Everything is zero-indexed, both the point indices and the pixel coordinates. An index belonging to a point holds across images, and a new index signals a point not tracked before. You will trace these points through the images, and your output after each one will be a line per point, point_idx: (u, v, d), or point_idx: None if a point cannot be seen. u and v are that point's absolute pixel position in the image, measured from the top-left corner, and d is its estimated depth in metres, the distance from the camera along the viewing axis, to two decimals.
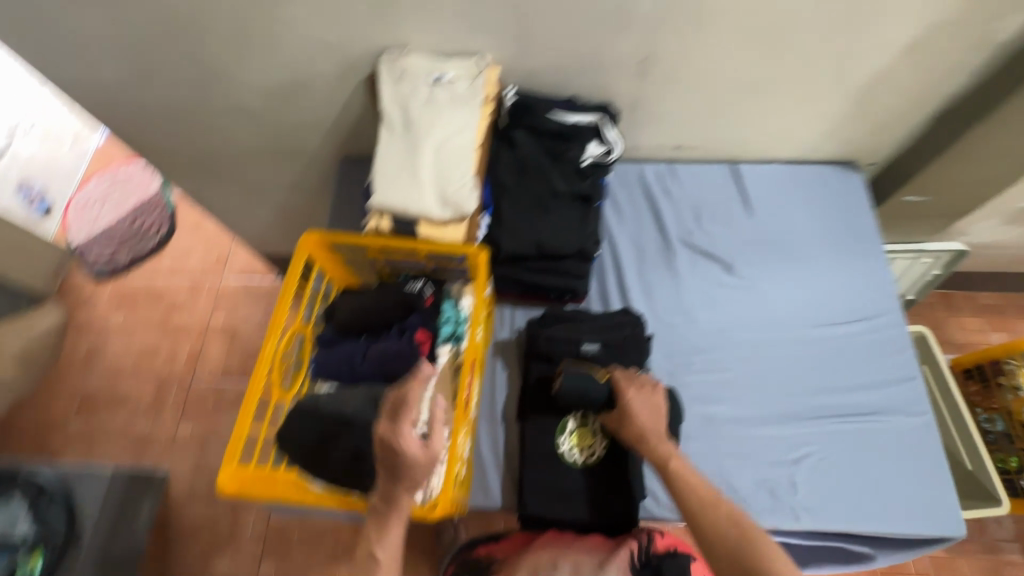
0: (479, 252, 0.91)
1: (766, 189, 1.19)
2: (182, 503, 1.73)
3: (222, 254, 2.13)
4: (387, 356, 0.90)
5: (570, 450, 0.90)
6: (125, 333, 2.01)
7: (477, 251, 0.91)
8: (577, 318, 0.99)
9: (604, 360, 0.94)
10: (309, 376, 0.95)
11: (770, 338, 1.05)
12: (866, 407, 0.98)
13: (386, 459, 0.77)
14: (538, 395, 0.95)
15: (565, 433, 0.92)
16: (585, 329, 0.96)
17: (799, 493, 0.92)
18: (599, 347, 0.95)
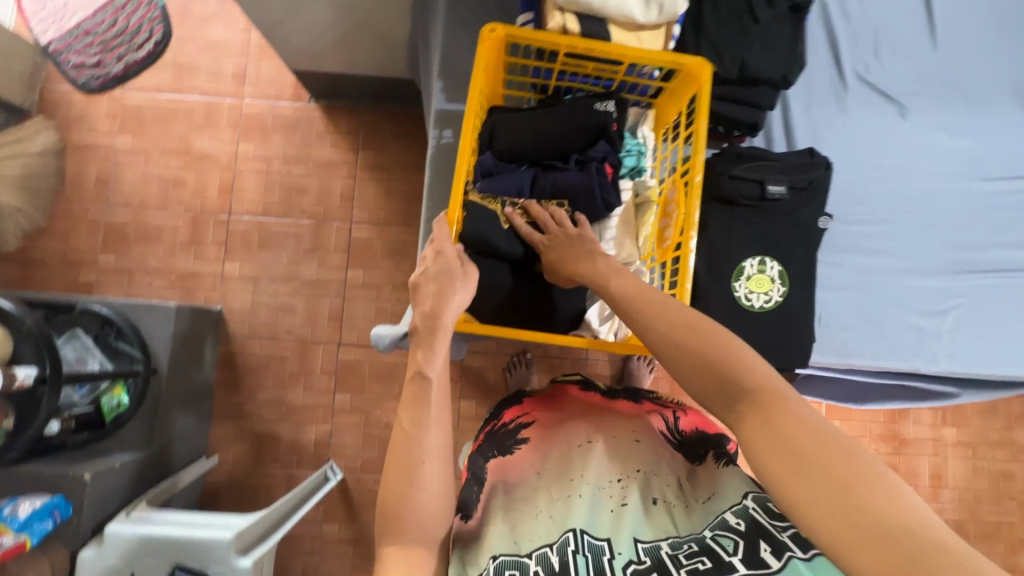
0: (701, 63, 0.73)
1: (955, 18, 1.03)
2: (244, 340, 1.70)
3: (238, 67, 1.79)
4: (569, 189, 0.80)
5: (747, 295, 0.87)
6: (139, 159, 1.76)
7: (701, 61, 0.73)
8: (762, 157, 0.88)
9: (789, 203, 0.87)
10: None
11: (933, 189, 1.00)
12: (1015, 263, 0.99)
13: (431, 277, 0.68)
14: (712, 241, 0.88)
15: (742, 278, 0.88)
16: (772, 168, 0.87)
17: (943, 339, 0.96)
18: (786, 189, 0.86)
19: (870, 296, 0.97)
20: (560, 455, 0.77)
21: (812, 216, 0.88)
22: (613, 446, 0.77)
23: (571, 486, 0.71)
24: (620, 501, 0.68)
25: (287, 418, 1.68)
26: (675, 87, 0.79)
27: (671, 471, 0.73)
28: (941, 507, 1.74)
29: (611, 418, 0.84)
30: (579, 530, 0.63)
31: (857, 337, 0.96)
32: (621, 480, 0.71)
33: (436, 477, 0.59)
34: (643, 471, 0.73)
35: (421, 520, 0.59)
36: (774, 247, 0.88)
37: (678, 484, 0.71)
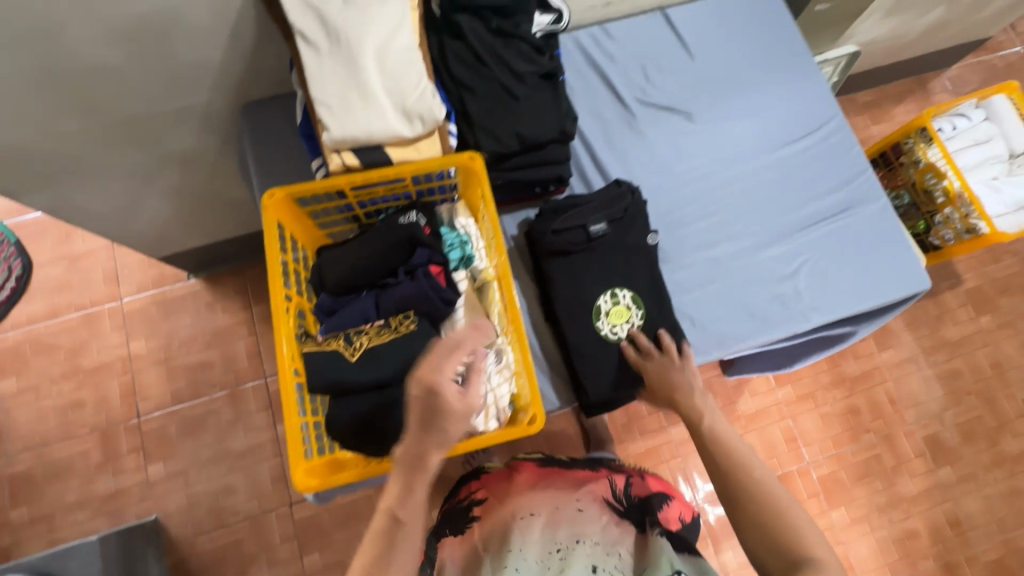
0: (473, 157, 0.80)
1: (699, 29, 1.18)
2: (191, 540, 1.59)
3: (109, 271, 1.78)
4: (406, 302, 0.82)
5: (612, 330, 0.91)
6: (28, 397, 1.67)
7: (472, 154, 0.80)
8: (576, 203, 0.94)
9: (614, 235, 0.93)
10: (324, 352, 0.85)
11: (743, 170, 1.10)
12: (837, 206, 1.08)
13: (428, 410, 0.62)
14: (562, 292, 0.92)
15: (602, 316, 0.91)
16: (587, 210, 0.93)
17: (805, 297, 1.02)
18: (606, 224, 0.93)
19: (727, 283, 1.02)
20: (503, 531, 0.83)
21: (640, 237, 0.94)
22: (555, 516, 0.83)
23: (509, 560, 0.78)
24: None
25: None
26: (465, 178, 0.86)
27: (610, 540, 0.81)
28: (914, 426, 1.78)
29: (558, 484, 0.90)
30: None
31: (732, 324, 1.00)
32: (560, 551, 0.79)
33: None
34: (583, 540, 0.80)
35: None
36: (619, 276, 0.93)
37: (617, 556, 0.78)
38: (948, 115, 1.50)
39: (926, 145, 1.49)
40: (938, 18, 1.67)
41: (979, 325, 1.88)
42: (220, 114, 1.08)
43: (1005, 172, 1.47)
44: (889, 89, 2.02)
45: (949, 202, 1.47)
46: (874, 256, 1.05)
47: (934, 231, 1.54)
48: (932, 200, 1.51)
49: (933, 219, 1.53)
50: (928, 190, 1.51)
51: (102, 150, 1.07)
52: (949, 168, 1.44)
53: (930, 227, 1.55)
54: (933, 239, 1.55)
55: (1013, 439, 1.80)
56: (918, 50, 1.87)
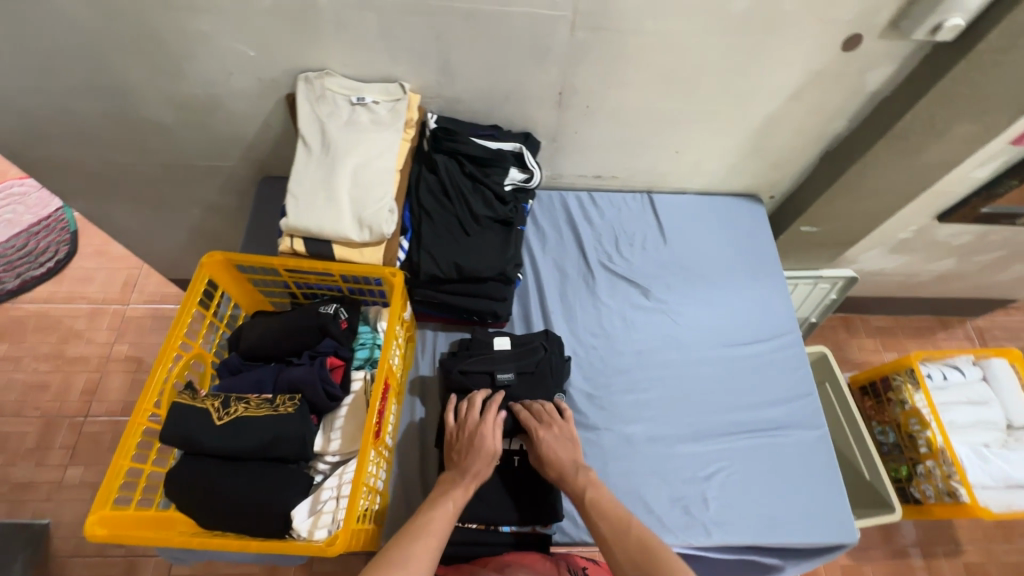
0: (396, 273, 0.91)
1: (679, 219, 1.27)
2: (65, 559, 1.53)
3: (130, 277, 1.97)
4: (294, 383, 0.85)
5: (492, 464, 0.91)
6: (7, 366, 1.79)
7: (394, 270, 0.90)
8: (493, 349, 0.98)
9: (519, 388, 0.95)
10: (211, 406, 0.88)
11: (685, 358, 1.10)
12: (770, 423, 1.04)
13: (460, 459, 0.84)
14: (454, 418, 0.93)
15: None
16: (498, 358, 0.96)
17: (711, 508, 0.95)
18: (514, 374, 0.95)
19: (634, 467, 0.98)
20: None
21: (545, 397, 0.95)
22: None
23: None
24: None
25: None
26: (390, 291, 0.94)
27: None
28: None
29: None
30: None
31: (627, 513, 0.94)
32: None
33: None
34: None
35: None
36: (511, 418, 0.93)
37: None
38: (939, 363, 1.45)
39: (913, 388, 1.41)
40: (952, 267, 1.67)
41: None
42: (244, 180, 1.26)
43: (997, 441, 1.37)
44: (907, 321, 1.96)
45: (931, 455, 1.36)
46: (799, 488, 0.98)
47: (914, 482, 1.40)
48: (915, 446, 1.40)
49: (916, 468, 1.40)
50: (911, 434, 1.41)
51: (143, 187, 1.26)
52: (932, 419, 1.35)
53: (911, 476, 1.41)
54: (913, 490, 1.40)
55: None
56: (937, 290, 1.83)
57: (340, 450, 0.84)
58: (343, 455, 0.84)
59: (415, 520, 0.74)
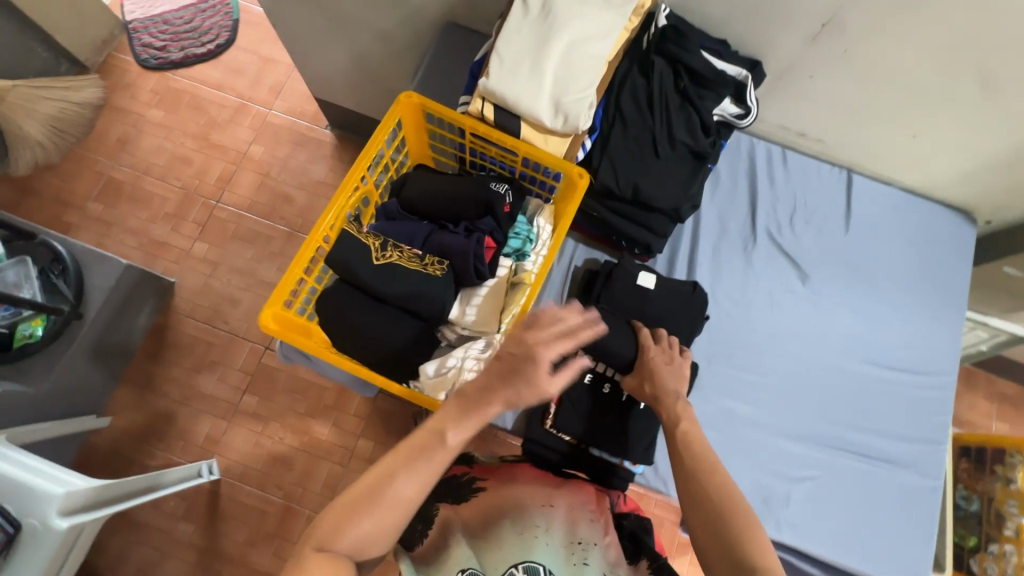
0: (582, 175, 0.86)
1: (871, 211, 1.11)
2: (182, 317, 1.76)
3: (276, 83, 2.01)
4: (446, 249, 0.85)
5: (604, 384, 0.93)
6: (161, 132, 1.93)
7: (582, 172, 0.85)
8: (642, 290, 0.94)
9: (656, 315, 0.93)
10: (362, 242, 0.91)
11: (819, 359, 1.02)
12: (882, 454, 0.98)
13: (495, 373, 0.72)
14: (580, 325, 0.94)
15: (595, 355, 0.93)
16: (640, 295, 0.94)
17: (789, 508, 0.94)
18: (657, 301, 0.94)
19: (725, 441, 0.97)
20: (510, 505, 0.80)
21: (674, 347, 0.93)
22: (572, 514, 0.80)
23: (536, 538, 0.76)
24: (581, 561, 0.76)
25: (188, 403, 1.69)
26: (566, 192, 0.90)
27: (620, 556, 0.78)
28: None
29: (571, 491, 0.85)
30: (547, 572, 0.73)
31: None
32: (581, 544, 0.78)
33: (371, 542, 0.65)
34: (599, 544, 0.79)
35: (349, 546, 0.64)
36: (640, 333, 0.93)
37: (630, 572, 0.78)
38: None
39: None
40: None
41: None
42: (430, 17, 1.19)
43: None
44: None
45: (1015, 540, 1.28)
46: (886, 524, 0.94)
47: (978, 555, 1.34)
48: (999, 526, 1.31)
49: (987, 544, 1.32)
50: (1001, 513, 1.31)
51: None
52: None
53: (977, 549, 1.34)
54: (973, 562, 1.34)
55: None
56: None
57: (472, 325, 0.86)
58: (474, 331, 0.86)
59: (406, 447, 0.68)
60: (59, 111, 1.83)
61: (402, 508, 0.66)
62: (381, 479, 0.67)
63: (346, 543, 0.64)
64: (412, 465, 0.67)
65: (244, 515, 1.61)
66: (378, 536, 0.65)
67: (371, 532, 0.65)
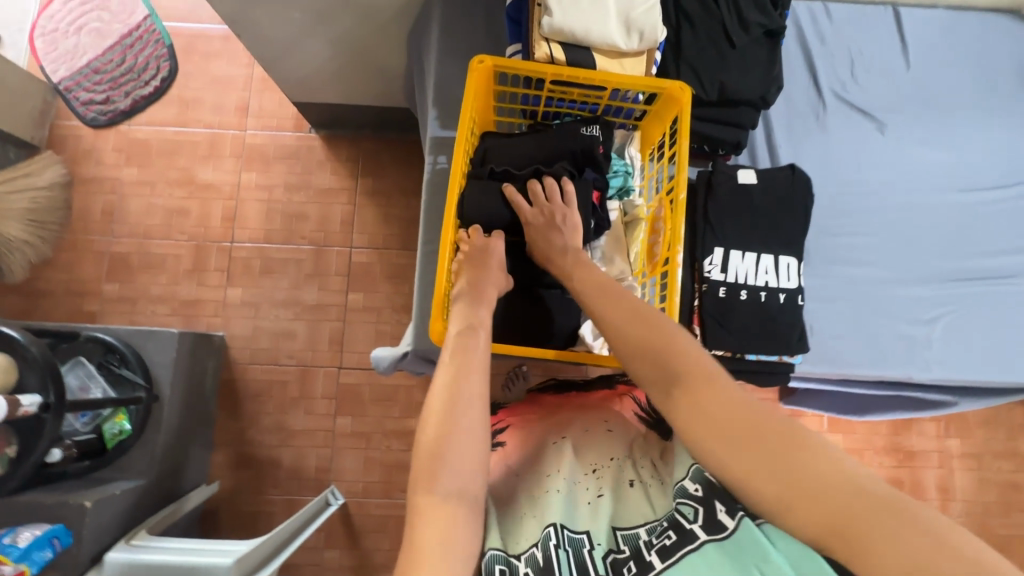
0: (681, 89, 0.78)
1: (925, 39, 1.08)
2: (246, 365, 1.72)
3: (241, 100, 1.86)
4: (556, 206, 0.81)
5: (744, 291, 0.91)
6: (144, 190, 1.81)
7: (680, 86, 0.77)
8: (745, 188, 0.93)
9: (770, 212, 0.94)
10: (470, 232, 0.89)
11: (918, 199, 1.03)
12: (1001, 270, 1.01)
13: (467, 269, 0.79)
14: (695, 240, 0.94)
15: (719, 261, 0.92)
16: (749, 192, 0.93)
17: (934, 348, 0.98)
18: (767, 197, 0.94)
19: (859, 307, 0.99)
20: (535, 450, 0.90)
21: (797, 233, 0.94)
22: (584, 438, 0.90)
23: (549, 483, 0.83)
24: (596, 492, 0.81)
25: (287, 444, 1.69)
26: (660, 109, 0.84)
27: (633, 454, 0.88)
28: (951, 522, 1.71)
29: (580, 409, 0.98)
30: (559, 525, 0.75)
31: (851, 347, 0.97)
32: (595, 471, 0.84)
33: (464, 463, 0.64)
34: (615, 459, 0.86)
35: (459, 469, 0.64)
36: (761, 231, 0.93)
37: (646, 466, 0.85)
38: None
39: None
40: None
41: None
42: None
43: None
44: None
45: None
46: (1022, 333, 0.99)
47: None
48: None
49: None
50: None
51: None
52: None
53: None
54: None
55: None
56: None
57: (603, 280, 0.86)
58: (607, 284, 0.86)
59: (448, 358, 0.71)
60: (32, 201, 1.69)
61: (477, 406, 0.68)
62: (447, 390, 0.68)
63: (454, 450, 0.64)
64: (471, 366, 0.70)
65: (382, 525, 1.65)
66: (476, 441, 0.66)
67: (466, 451, 0.65)
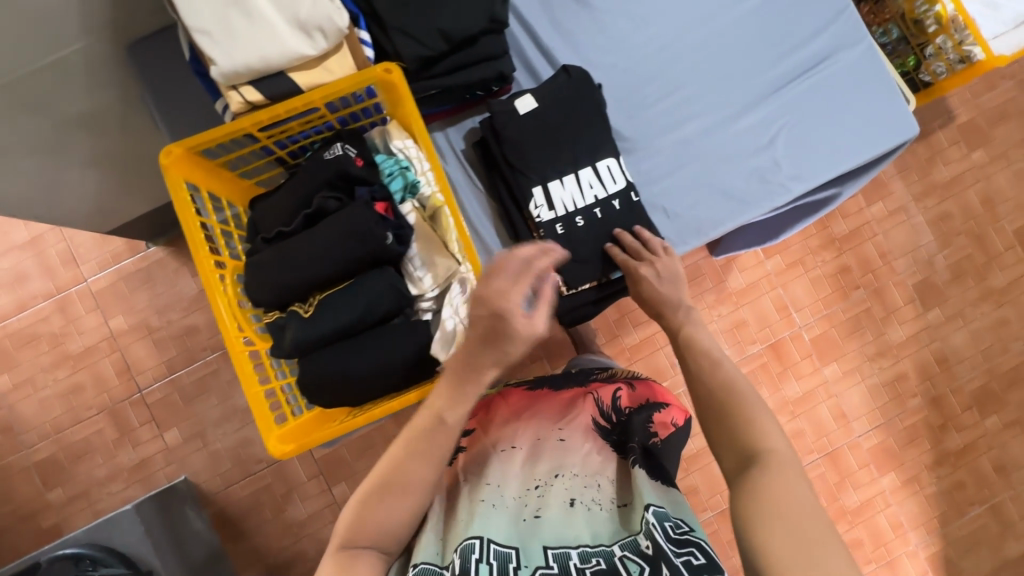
0: (390, 69, 0.73)
1: None
2: (224, 490, 1.68)
3: (64, 253, 1.70)
4: (335, 245, 0.74)
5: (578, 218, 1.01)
6: (27, 390, 1.68)
7: (386, 66, 0.73)
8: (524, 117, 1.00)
9: (558, 130, 1.01)
10: (258, 310, 0.78)
11: (709, 32, 1.07)
12: (809, 61, 1.07)
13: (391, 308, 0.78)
14: (512, 189, 1.02)
15: (539, 202, 1.00)
16: (533, 123, 1.00)
17: (783, 168, 1.05)
18: (550, 119, 1.00)
19: (698, 163, 1.05)
20: (485, 460, 0.98)
21: (591, 129, 1.01)
22: (537, 450, 0.98)
23: (487, 494, 0.90)
24: (535, 510, 0.88)
25: (303, 535, 1.69)
26: (390, 94, 0.79)
27: (590, 471, 0.94)
28: (903, 276, 1.78)
29: (542, 413, 1.05)
30: (483, 539, 0.81)
31: (710, 206, 1.05)
32: (539, 488, 0.92)
33: (383, 527, 0.75)
34: (562, 475, 0.93)
35: (370, 531, 0.75)
36: (558, 149, 1.01)
37: (592, 486, 0.91)
38: None
39: None
40: None
41: (971, 161, 1.80)
42: (99, 48, 0.97)
43: None
44: None
45: (942, 31, 1.34)
46: (854, 111, 1.06)
47: (924, 67, 1.41)
48: (923, 30, 1.37)
49: (924, 52, 1.39)
50: (918, 20, 1.36)
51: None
52: None
53: (920, 63, 1.41)
54: (923, 75, 1.42)
55: (1000, 272, 1.80)
56: None
57: (436, 284, 0.81)
58: (441, 287, 0.81)
59: (405, 437, 0.79)
60: None
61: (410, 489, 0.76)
62: (383, 482, 0.76)
63: (376, 521, 0.74)
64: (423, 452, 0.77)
65: None
66: (398, 517, 0.76)
67: (383, 521, 0.75)
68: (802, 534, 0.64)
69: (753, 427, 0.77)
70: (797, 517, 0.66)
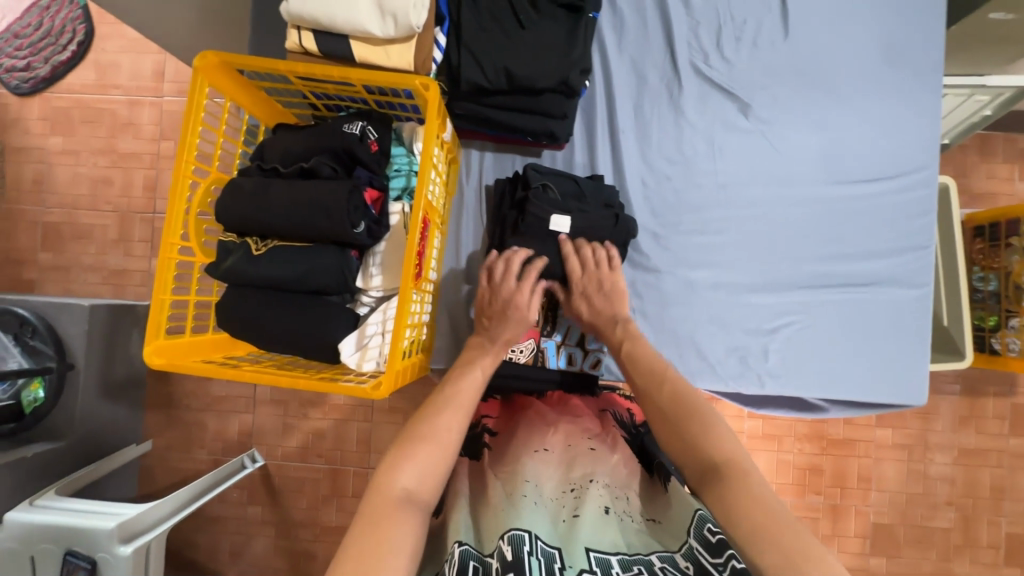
0: (428, 85, 0.82)
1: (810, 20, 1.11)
2: None
3: (158, 64, 1.81)
4: (301, 212, 0.77)
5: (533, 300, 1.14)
6: (69, 159, 1.82)
7: (426, 82, 0.81)
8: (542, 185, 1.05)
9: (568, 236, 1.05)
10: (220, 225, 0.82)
11: (773, 199, 1.12)
12: (848, 278, 1.11)
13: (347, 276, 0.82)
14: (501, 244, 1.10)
15: None
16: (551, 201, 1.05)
17: (769, 362, 1.10)
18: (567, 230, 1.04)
19: (694, 306, 1.11)
20: (514, 459, 0.89)
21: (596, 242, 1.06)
22: (569, 454, 0.89)
23: (523, 489, 0.82)
24: (573, 510, 0.79)
25: (212, 409, 1.77)
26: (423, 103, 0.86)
27: (621, 483, 0.84)
28: (870, 509, 1.66)
29: (574, 424, 0.96)
30: (530, 534, 0.72)
31: (682, 357, 1.10)
32: (574, 491, 0.83)
33: (432, 466, 0.75)
34: (596, 481, 0.83)
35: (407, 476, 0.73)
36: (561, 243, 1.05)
37: (623, 497, 0.82)
38: None
39: None
40: None
41: (1005, 444, 1.65)
42: None
43: None
44: None
45: None
46: (862, 344, 1.10)
47: (1000, 333, 1.31)
48: (1017, 299, 1.25)
49: (1008, 320, 1.28)
50: (1017, 285, 1.25)
51: None
52: None
53: (998, 327, 1.31)
54: (995, 340, 1.32)
55: (969, 563, 1.65)
56: None
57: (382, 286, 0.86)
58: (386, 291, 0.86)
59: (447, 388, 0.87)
60: None
61: (450, 434, 0.79)
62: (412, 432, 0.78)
63: (406, 467, 0.73)
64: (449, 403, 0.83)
65: (299, 487, 1.74)
66: (427, 474, 0.74)
67: (425, 471, 0.74)
68: (767, 522, 0.64)
69: (706, 430, 0.76)
70: (759, 513, 0.64)
